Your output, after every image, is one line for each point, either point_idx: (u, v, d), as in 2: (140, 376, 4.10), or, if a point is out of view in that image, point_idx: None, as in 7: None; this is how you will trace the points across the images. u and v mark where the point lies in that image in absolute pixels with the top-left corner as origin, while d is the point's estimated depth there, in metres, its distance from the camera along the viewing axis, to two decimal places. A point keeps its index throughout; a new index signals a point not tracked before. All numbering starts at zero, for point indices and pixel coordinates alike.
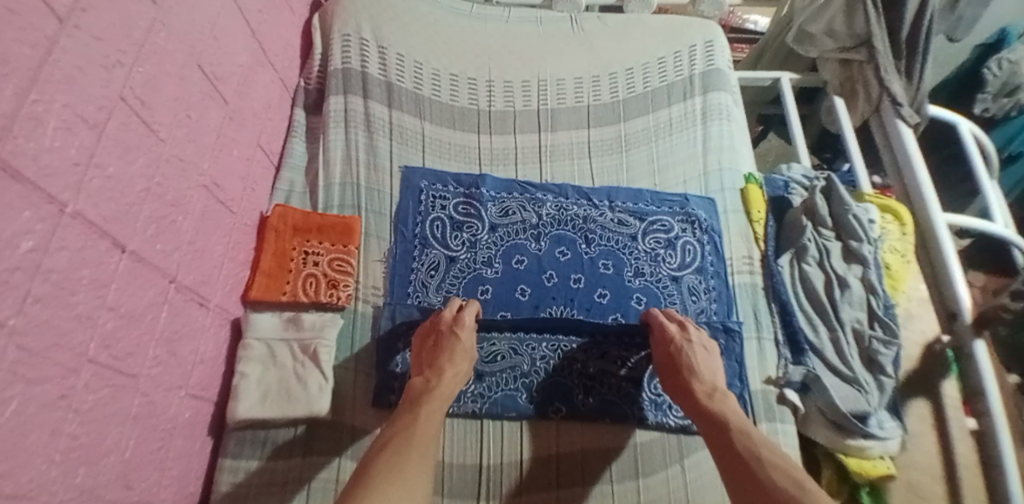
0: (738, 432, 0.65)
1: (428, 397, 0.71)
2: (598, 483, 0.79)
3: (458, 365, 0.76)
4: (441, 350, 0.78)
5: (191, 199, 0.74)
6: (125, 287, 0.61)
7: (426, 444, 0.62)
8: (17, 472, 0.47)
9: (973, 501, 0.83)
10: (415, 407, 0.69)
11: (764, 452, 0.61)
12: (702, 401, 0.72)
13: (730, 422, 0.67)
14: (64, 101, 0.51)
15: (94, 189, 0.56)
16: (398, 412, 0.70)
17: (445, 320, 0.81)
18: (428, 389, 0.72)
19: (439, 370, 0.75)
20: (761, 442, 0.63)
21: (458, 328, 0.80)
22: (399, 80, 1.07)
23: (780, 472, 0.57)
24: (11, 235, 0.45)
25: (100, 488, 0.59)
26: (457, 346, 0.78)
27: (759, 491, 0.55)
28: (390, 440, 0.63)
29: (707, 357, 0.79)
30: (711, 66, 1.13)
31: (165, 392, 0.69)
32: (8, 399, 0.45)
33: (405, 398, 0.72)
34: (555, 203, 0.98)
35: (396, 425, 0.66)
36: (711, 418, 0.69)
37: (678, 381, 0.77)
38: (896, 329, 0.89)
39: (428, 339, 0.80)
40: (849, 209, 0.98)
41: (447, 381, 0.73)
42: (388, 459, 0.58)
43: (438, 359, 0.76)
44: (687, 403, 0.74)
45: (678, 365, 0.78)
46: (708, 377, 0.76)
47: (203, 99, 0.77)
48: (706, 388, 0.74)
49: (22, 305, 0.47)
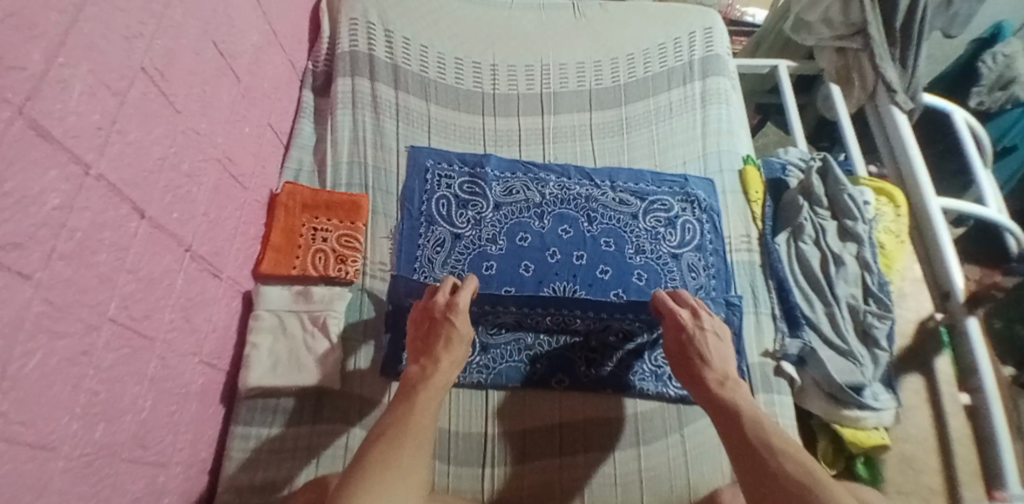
0: (750, 420, 0.65)
1: (422, 386, 0.69)
2: (601, 451, 0.81)
3: (455, 352, 0.74)
4: (437, 337, 0.76)
5: (204, 171, 0.76)
6: (143, 252, 0.63)
7: (420, 432, 0.63)
8: (40, 423, 0.48)
9: (965, 473, 0.86)
10: (409, 396, 0.68)
11: (776, 441, 0.61)
12: (713, 389, 0.72)
13: (742, 410, 0.67)
14: (89, 67, 0.53)
15: (114, 153, 0.57)
16: (395, 399, 0.69)
17: (438, 306, 0.78)
18: (423, 378, 0.70)
19: (434, 359, 0.73)
20: (773, 431, 0.63)
21: (452, 314, 0.77)
22: (405, 62, 1.10)
23: (793, 462, 0.57)
24: (38, 191, 0.46)
25: (118, 446, 0.60)
26: (453, 333, 0.76)
27: (771, 482, 0.56)
28: (386, 428, 0.63)
29: (719, 343, 0.78)
30: (710, 52, 1.16)
31: (180, 357, 0.71)
32: (33, 350, 0.47)
33: (401, 387, 0.71)
34: (558, 183, 1.01)
35: (388, 417, 0.65)
36: (721, 405, 0.69)
37: (689, 369, 0.77)
38: (889, 303, 0.92)
39: (423, 325, 0.79)
40: (844, 189, 1.02)
41: (442, 369, 0.72)
42: (382, 448, 0.59)
43: (434, 347, 0.75)
44: (697, 390, 0.74)
45: (690, 352, 0.78)
46: (720, 365, 0.76)
47: (216, 75, 0.79)
48: (718, 376, 0.74)
49: (48, 260, 0.48)
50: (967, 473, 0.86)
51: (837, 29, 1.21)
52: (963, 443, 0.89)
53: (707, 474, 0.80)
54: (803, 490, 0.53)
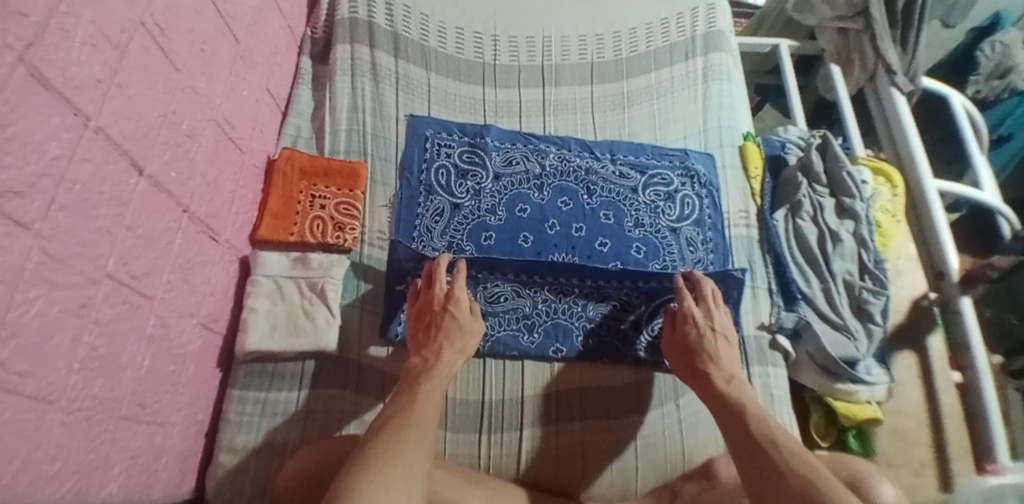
0: (756, 418, 0.64)
1: (426, 377, 0.68)
2: (599, 418, 0.82)
3: (457, 343, 0.74)
4: (438, 329, 0.75)
5: (203, 132, 0.75)
6: (142, 209, 0.63)
7: (427, 424, 0.61)
8: (39, 373, 0.47)
9: (956, 447, 0.88)
10: (413, 386, 0.67)
11: (781, 438, 0.60)
12: (719, 386, 0.71)
13: (747, 407, 0.66)
14: (91, 16, 0.52)
15: (115, 106, 0.56)
16: (397, 391, 0.68)
17: (438, 297, 0.78)
18: (427, 369, 0.70)
19: (438, 350, 0.72)
20: (779, 430, 0.62)
21: (453, 305, 0.77)
22: (405, 30, 1.09)
23: (798, 460, 0.57)
24: (40, 138, 0.45)
25: (116, 403, 0.60)
26: (454, 324, 0.76)
27: (777, 483, 0.55)
28: (388, 419, 0.61)
29: (727, 345, 0.78)
30: (712, 28, 1.15)
31: (178, 318, 0.71)
32: (31, 300, 0.46)
33: (405, 378, 0.70)
34: (558, 154, 1.01)
35: (392, 407, 0.64)
36: (727, 403, 0.68)
37: (694, 365, 0.76)
38: (885, 280, 0.93)
39: (422, 318, 0.78)
40: (843, 167, 1.02)
41: (446, 360, 0.71)
42: (386, 439, 0.57)
43: (436, 338, 0.74)
44: (702, 386, 0.73)
45: (697, 349, 0.77)
46: (726, 365, 0.74)
47: (216, 36, 0.78)
48: (724, 374, 0.73)
49: (48, 210, 0.47)
50: (957, 447, 0.88)
51: (840, 10, 1.20)
52: (953, 419, 0.90)
53: (703, 441, 0.81)
54: (810, 490, 0.53)
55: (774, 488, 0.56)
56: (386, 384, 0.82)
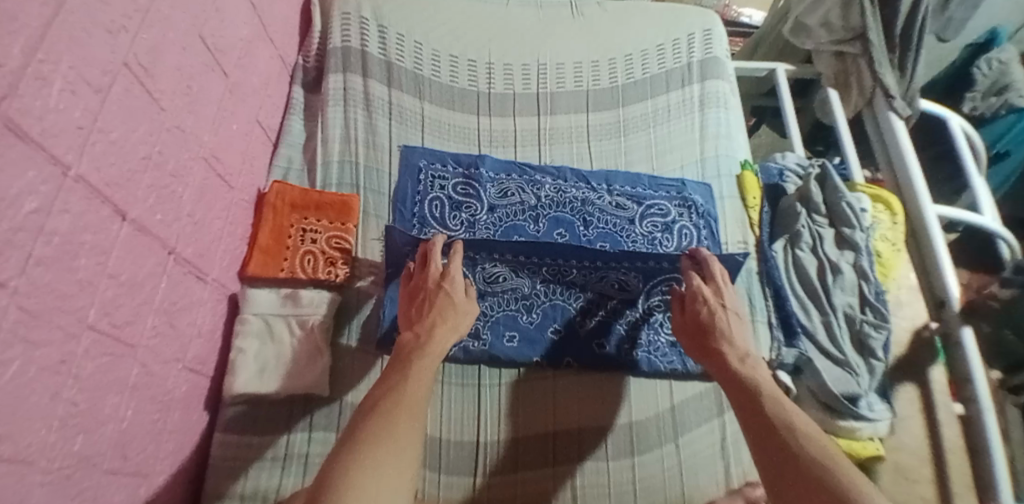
0: (771, 401, 0.64)
1: (419, 354, 0.67)
2: (596, 460, 0.80)
3: (450, 320, 0.73)
4: (431, 305, 0.74)
5: (191, 170, 0.73)
6: (125, 255, 0.61)
7: (415, 403, 0.59)
8: (17, 435, 0.45)
9: (959, 484, 0.86)
10: (405, 363, 0.66)
11: (797, 423, 0.59)
12: (734, 365, 0.71)
13: (763, 390, 0.66)
14: (71, 62, 0.50)
15: (96, 152, 0.54)
16: (389, 368, 0.66)
17: (432, 276, 0.78)
18: (419, 345, 0.68)
19: (430, 326, 0.71)
20: (797, 414, 0.61)
21: (448, 284, 0.76)
22: (399, 59, 1.08)
23: (812, 443, 0.56)
24: (17, 193, 0.43)
25: (98, 457, 0.58)
26: (448, 302, 0.75)
27: (791, 465, 0.54)
28: (379, 399, 0.59)
29: (738, 322, 0.77)
30: (709, 54, 1.15)
31: (163, 364, 0.69)
32: (9, 361, 0.44)
33: (396, 354, 0.68)
34: (554, 186, 0.99)
35: (382, 385, 0.62)
36: (742, 383, 0.68)
37: (708, 345, 0.76)
38: (886, 313, 0.92)
39: (416, 297, 0.77)
40: (842, 197, 1.01)
41: (437, 337, 0.70)
42: (378, 421, 0.55)
43: (429, 314, 0.73)
44: (716, 366, 0.73)
45: (709, 327, 0.77)
46: (740, 344, 0.74)
47: (204, 71, 0.76)
48: (739, 354, 0.73)
49: (24, 266, 0.45)
50: (960, 485, 0.86)
51: (836, 33, 1.20)
52: (955, 453, 0.89)
53: (702, 484, 0.79)
54: (824, 472, 0.51)
55: (787, 469, 0.54)
56: None
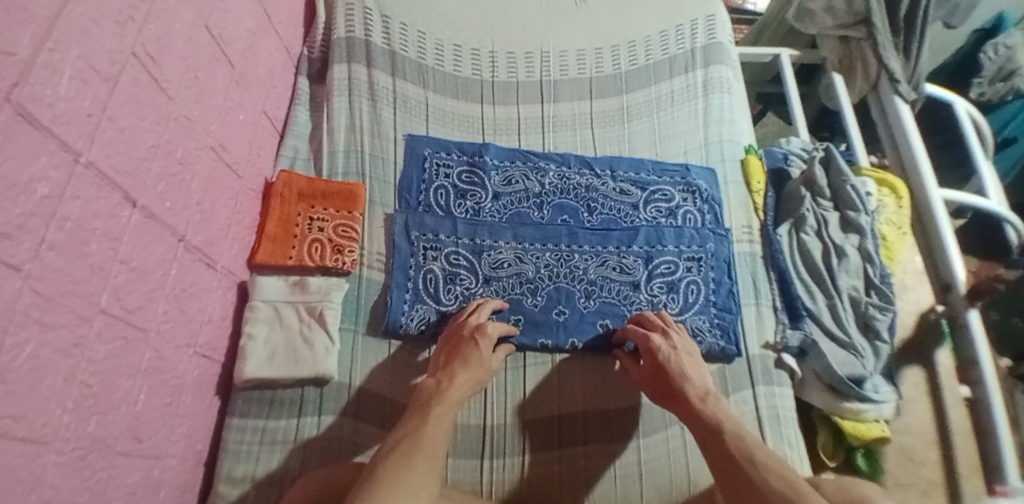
0: (734, 438, 0.62)
1: (438, 400, 0.69)
2: (599, 443, 0.81)
3: (472, 372, 0.74)
4: (459, 353, 0.76)
5: (199, 159, 0.75)
6: (136, 241, 0.62)
7: (435, 447, 0.61)
8: (30, 416, 0.46)
9: (966, 465, 0.86)
10: (425, 409, 0.67)
11: (759, 455, 0.59)
12: (696, 406, 0.69)
13: (725, 428, 0.64)
14: (79, 51, 0.51)
15: (106, 140, 0.55)
16: (408, 414, 0.68)
17: (468, 325, 0.80)
18: (439, 392, 0.70)
19: (452, 372, 0.73)
20: (760, 448, 0.60)
21: (480, 337, 0.78)
22: (402, 49, 1.08)
23: (775, 474, 0.56)
24: (29, 178, 0.44)
25: (112, 438, 0.59)
26: (476, 354, 0.76)
27: None
28: (400, 440, 0.61)
29: (693, 360, 0.77)
30: (713, 40, 1.15)
31: (174, 349, 0.70)
32: (22, 343, 0.45)
33: (416, 399, 0.70)
34: (558, 172, 1.00)
35: (405, 427, 0.64)
36: (704, 422, 0.66)
37: (670, 390, 0.74)
38: (891, 295, 0.92)
39: (449, 342, 0.79)
40: (847, 180, 1.01)
41: (458, 384, 0.71)
42: (397, 460, 0.57)
43: (453, 362, 0.75)
44: (681, 409, 0.71)
45: (665, 372, 0.75)
46: (698, 381, 0.73)
47: (210, 61, 0.77)
48: (698, 392, 0.71)
49: (38, 250, 0.46)
50: (967, 465, 0.86)
51: (841, 18, 1.19)
52: (963, 436, 0.88)
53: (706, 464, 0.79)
54: None
55: None
56: (382, 408, 0.81)
